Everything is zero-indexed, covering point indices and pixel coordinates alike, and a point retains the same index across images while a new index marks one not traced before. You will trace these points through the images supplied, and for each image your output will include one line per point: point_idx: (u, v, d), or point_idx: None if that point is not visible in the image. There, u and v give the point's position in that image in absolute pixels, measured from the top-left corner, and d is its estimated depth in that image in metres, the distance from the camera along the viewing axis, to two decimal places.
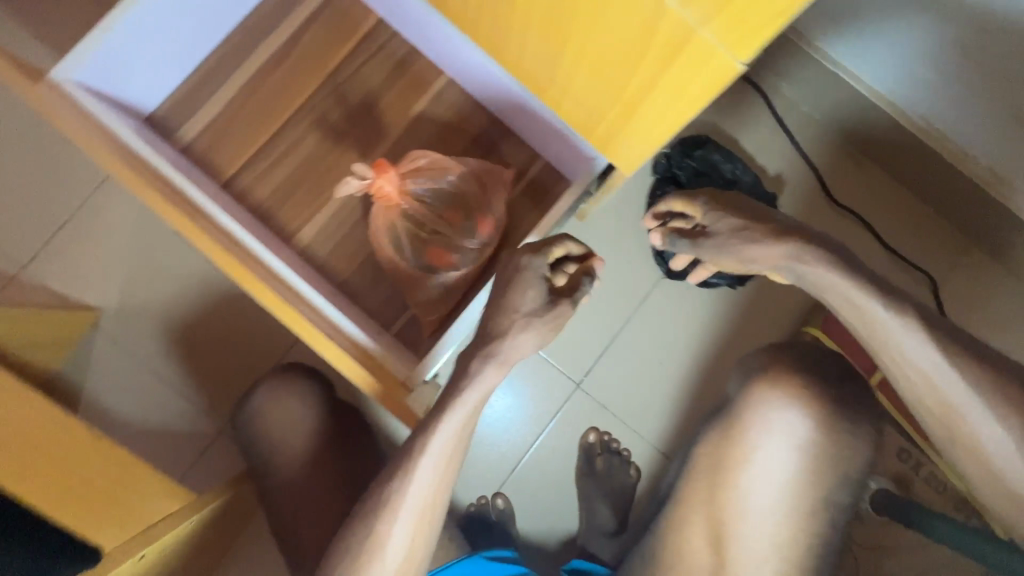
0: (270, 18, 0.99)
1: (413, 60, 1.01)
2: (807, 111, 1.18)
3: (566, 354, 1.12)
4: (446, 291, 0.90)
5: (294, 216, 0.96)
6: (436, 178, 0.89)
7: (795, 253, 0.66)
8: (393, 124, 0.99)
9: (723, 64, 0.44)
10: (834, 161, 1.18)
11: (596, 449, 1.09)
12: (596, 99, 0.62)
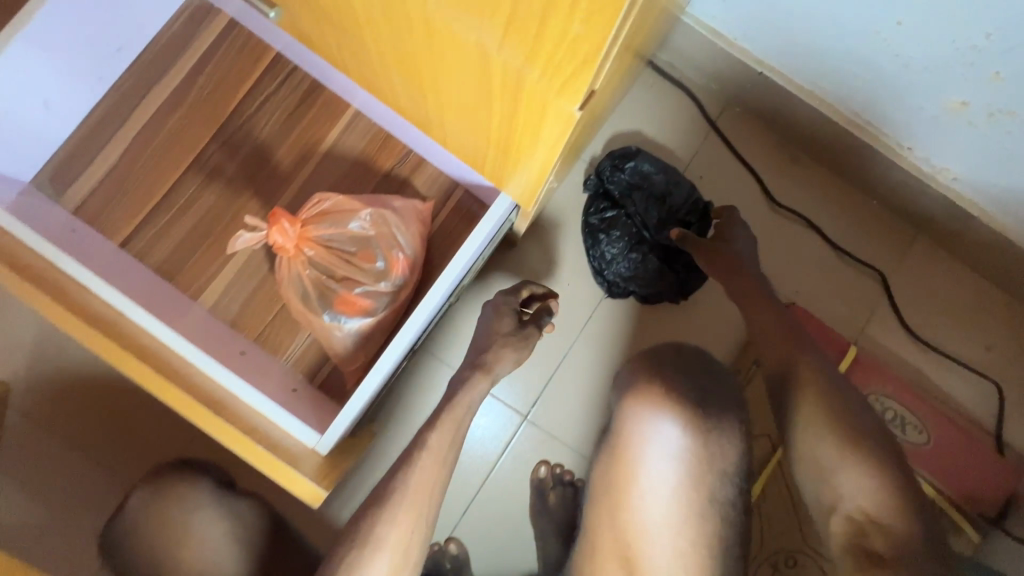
0: (164, 58, 0.93)
1: (318, 94, 0.96)
2: (740, 113, 1.15)
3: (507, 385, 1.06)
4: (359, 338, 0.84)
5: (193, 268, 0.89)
6: (342, 221, 0.84)
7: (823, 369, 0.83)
8: (301, 165, 0.94)
9: (562, 114, 0.39)
10: (771, 160, 1.14)
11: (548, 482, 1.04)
12: (471, 138, 0.57)
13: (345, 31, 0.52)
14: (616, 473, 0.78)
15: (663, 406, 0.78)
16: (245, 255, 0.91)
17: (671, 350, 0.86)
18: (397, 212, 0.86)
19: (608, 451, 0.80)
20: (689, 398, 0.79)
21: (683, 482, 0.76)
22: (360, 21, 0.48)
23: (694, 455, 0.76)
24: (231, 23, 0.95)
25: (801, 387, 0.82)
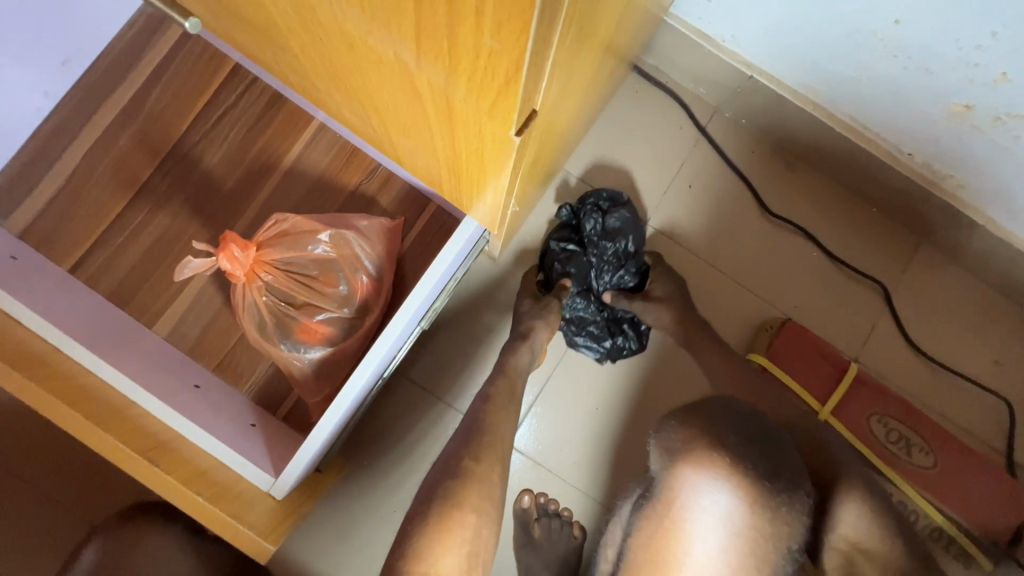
0: (115, 72, 0.88)
1: (279, 107, 0.90)
2: (731, 117, 1.09)
3: None
4: (320, 365, 0.79)
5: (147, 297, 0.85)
6: (301, 243, 0.78)
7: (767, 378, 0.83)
8: (261, 183, 0.89)
9: (499, 139, 0.33)
10: (764, 167, 1.08)
11: (531, 510, 0.97)
12: (420, 158, 0.51)
13: (272, 40, 0.46)
14: (661, 552, 0.63)
15: (720, 474, 0.63)
16: (202, 280, 0.85)
17: (717, 404, 0.71)
18: (361, 233, 0.81)
19: (649, 528, 0.65)
20: (749, 465, 0.63)
21: (734, 561, 0.61)
22: (281, 30, 0.42)
23: (757, 538, 0.61)
24: (185, 33, 0.89)
25: (846, 496, 0.68)
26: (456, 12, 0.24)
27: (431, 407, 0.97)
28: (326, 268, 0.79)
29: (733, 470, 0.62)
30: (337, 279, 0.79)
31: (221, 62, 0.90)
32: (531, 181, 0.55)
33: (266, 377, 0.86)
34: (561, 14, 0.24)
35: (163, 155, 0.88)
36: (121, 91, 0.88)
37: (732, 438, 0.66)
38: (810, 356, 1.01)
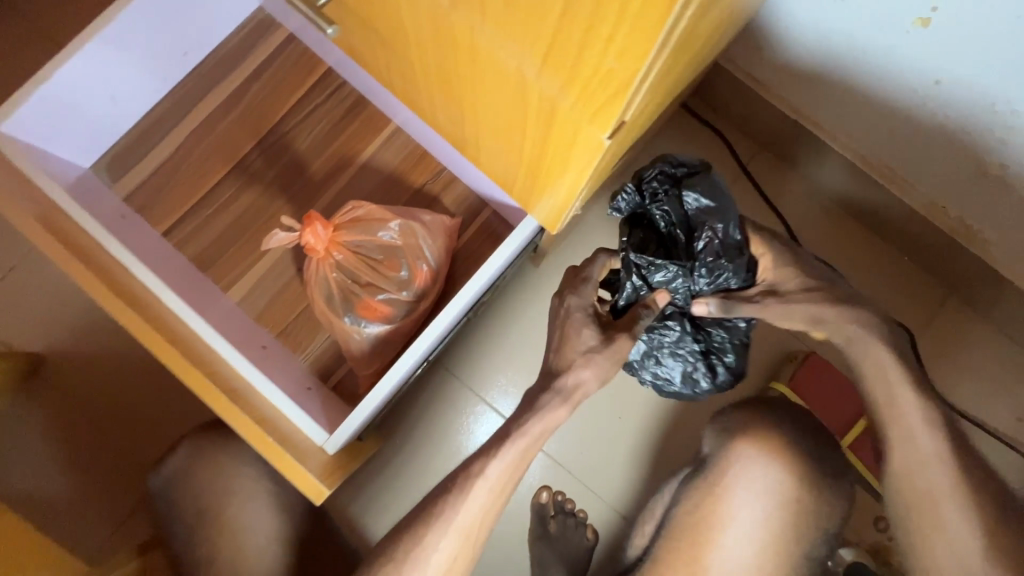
0: (223, 67, 0.99)
1: (362, 109, 1.00)
2: (772, 158, 1.15)
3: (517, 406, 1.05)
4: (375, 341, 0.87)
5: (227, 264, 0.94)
6: (373, 229, 0.86)
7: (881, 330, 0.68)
8: (339, 174, 0.99)
9: (589, 138, 0.40)
10: (800, 206, 1.14)
11: (548, 504, 1.02)
12: (500, 156, 0.59)
13: (392, 47, 0.55)
14: (706, 519, 0.73)
15: (768, 457, 0.73)
16: (275, 255, 0.95)
17: (772, 401, 0.79)
18: (426, 226, 0.89)
19: (697, 497, 0.75)
20: (794, 453, 0.73)
21: (766, 530, 0.72)
22: (407, 39, 0.51)
23: (795, 510, 0.72)
24: (289, 37, 1.01)
25: None
26: (587, 37, 0.31)
27: (463, 396, 1.04)
28: (391, 254, 0.87)
29: (780, 449, 0.73)
30: (400, 264, 0.87)
31: (315, 66, 1.01)
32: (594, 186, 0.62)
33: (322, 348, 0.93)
34: (666, 48, 0.32)
35: (256, 142, 0.98)
36: (227, 83, 0.99)
37: (783, 429, 0.75)
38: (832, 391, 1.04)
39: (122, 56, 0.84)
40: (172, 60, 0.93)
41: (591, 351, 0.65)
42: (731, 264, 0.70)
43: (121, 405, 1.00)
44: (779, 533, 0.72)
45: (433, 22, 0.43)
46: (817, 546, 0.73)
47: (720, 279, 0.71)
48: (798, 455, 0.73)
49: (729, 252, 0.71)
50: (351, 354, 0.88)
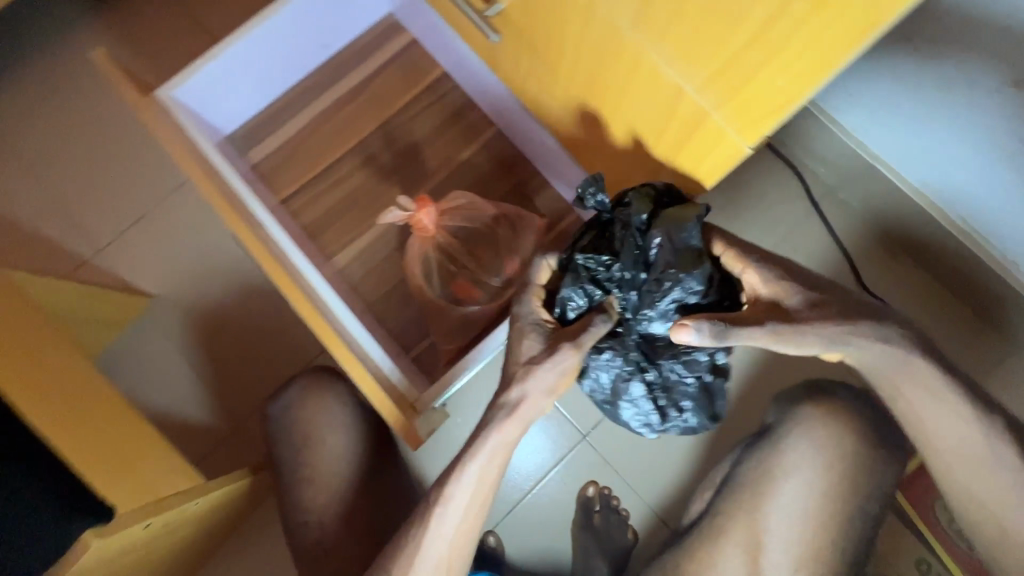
0: (350, 63, 1.11)
1: (468, 112, 1.10)
2: (845, 200, 1.20)
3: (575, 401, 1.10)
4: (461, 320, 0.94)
5: (334, 237, 1.05)
6: (473, 216, 0.96)
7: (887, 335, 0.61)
8: (440, 168, 1.08)
9: (731, 147, 0.50)
10: (867, 249, 1.18)
11: (593, 498, 1.06)
12: (617, 162, 0.68)
13: (540, 59, 0.64)
14: (762, 470, 0.89)
15: (828, 428, 0.88)
16: (375, 232, 1.04)
17: (842, 388, 0.94)
18: (518, 220, 0.97)
19: (759, 455, 0.91)
20: (854, 427, 0.88)
21: (817, 489, 0.86)
22: (561, 54, 0.59)
23: (845, 477, 0.86)
24: (412, 42, 1.12)
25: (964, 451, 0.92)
26: (765, 63, 0.42)
27: None
28: (485, 242, 0.96)
29: (839, 433, 0.88)
30: (491, 252, 0.96)
31: (430, 69, 1.11)
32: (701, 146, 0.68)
33: (407, 322, 1.02)
34: (826, 77, 0.43)
35: (369, 131, 1.09)
36: (351, 77, 1.11)
37: (843, 408, 0.90)
38: None
39: (272, 38, 0.96)
40: (311, 51, 1.05)
41: (528, 366, 0.63)
42: (683, 274, 0.66)
43: (236, 345, 1.14)
44: (828, 492, 0.86)
45: (599, 42, 0.52)
46: (868, 509, 0.87)
47: (676, 291, 0.67)
48: (857, 432, 0.88)
49: (685, 263, 0.67)
50: (437, 328, 0.96)
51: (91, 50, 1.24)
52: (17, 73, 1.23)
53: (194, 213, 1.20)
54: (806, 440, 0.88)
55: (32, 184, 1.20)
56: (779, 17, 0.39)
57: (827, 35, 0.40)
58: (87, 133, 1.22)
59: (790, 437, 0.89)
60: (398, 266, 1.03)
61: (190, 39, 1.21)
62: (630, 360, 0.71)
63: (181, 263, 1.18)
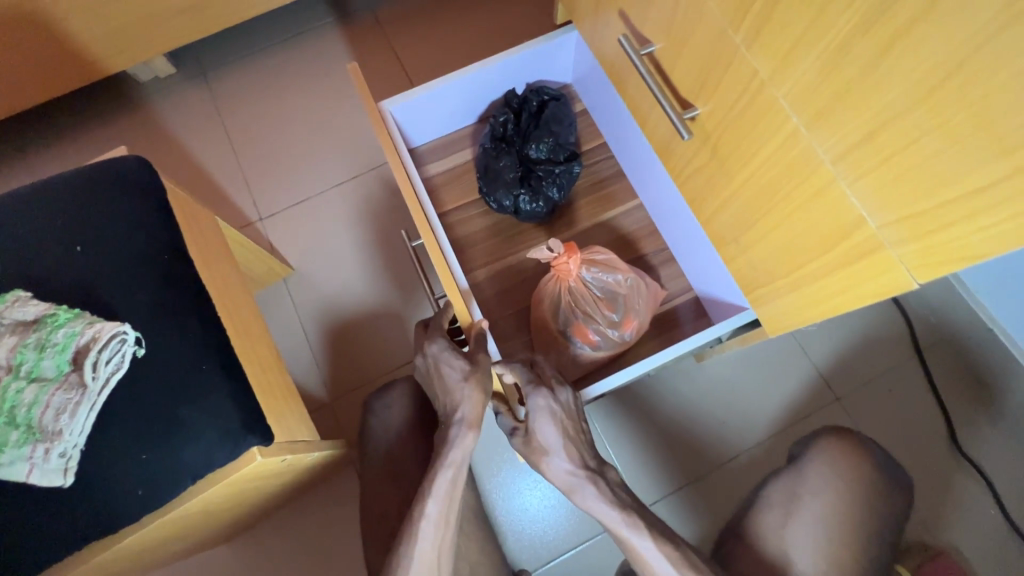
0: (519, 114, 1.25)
1: (618, 181, 1.20)
2: (952, 351, 1.17)
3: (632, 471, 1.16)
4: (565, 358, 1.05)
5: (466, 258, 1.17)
6: (566, 423, 0.82)
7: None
8: (580, 223, 1.19)
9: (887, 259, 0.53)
10: (966, 406, 1.14)
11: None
12: (767, 269, 0.74)
13: (720, 163, 0.74)
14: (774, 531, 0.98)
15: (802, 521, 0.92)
16: (506, 265, 1.16)
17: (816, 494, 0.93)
18: (644, 286, 1.05)
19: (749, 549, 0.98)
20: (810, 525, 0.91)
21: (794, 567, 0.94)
22: (745, 165, 0.69)
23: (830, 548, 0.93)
24: (580, 112, 1.23)
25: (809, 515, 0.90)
26: (962, 224, 0.44)
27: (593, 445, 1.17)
28: (602, 292, 1.02)
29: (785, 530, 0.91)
30: (604, 305, 1.02)
31: (588, 135, 1.23)
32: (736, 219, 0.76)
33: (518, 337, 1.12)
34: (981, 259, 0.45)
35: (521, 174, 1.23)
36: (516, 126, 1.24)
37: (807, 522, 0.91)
38: None
39: (475, 84, 1.11)
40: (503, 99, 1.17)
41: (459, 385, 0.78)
42: (548, 126, 1.12)
43: (356, 326, 1.29)
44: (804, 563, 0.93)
45: (791, 161, 0.60)
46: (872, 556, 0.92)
47: (542, 134, 1.11)
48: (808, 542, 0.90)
49: (553, 120, 1.12)
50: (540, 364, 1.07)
51: (310, 56, 1.49)
52: (250, 60, 1.49)
53: (353, 203, 1.37)
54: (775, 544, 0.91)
55: (233, 149, 1.43)
56: (989, 187, 0.41)
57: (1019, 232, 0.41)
58: (284, 121, 1.44)
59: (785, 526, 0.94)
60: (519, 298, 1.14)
61: (392, 74, 1.45)
62: (507, 157, 1.11)
63: (328, 243, 1.35)
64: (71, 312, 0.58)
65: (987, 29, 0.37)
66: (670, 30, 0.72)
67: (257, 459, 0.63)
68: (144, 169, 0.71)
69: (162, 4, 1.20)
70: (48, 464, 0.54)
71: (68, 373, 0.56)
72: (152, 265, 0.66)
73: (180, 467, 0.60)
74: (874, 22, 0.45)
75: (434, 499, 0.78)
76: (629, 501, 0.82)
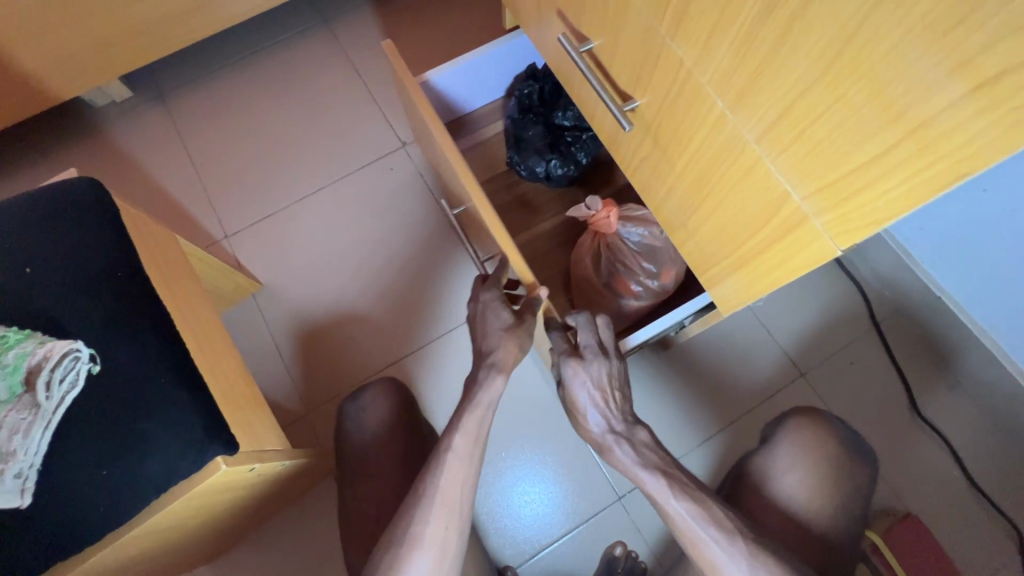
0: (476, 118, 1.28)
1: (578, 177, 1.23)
2: (907, 321, 1.22)
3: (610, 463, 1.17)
4: (608, 311, 1.07)
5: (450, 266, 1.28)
6: (594, 387, 0.88)
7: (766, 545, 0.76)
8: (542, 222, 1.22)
9: (812, 229, 0.56)
10: (924, 373, 1.19)
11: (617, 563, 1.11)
12: (713, 249, 0.77)
13: (662, 152, 0.77)
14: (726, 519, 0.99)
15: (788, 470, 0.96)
16: None
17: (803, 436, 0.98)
18: None
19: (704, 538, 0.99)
20: (796, 476, 0.95)
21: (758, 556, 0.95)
22: (683, 151, 0.72)
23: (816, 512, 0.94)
24: None
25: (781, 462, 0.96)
26: (869, 188, 0.47)
27: (570, 438, 1.19)
28: (639, 246, 1.03)
29: (771, 479, 0.96)
30: (644, 259, 1.03)
31: None
32: (683, 207, 0.79)
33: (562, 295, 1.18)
34: (899, 214, 0.47)
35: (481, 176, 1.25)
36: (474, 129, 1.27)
37: (784, 470, 0.96)
38: (905, 555, 1.05)
39: (486, 64, 1.11)
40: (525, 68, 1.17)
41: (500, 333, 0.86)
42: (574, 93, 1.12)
43: (329, 337, 1.29)
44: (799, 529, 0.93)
45: (720, 143, 0.63)
46: (854, 518, 0.94)
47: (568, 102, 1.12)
48: (796, 491, 0.94)
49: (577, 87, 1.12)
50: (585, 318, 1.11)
51: (268, 73, 1.49)
52: (209, 79, 1.50)
53: (321, 216, 1.38)
54: (771, 493, 0.95)
55: (195, 169, 1.43)
56: (889, 151, 0.44)
57: (917, 190, 0.44)
58: (245, 138, 1.45)
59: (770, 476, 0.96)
60: (554, 261, 1.20)
61: (351, 86, 1.47)
62: (537, 127, 1.13)
63: (296, 257, 1.35)
64: (22, 333, 0.58)
65: (863, 8, 0.40)
66: (604, 27, 0.75)
67: (222, 469, 0.63)
68: (94, 189, 0.71)
69: (114, 27, 1.20)
70: (3, 486, 0.54)
71: (21, 394, 0.55)
72: (105, 282, 0.67)
73: (143, 480, 0.60)
74: (772, 9, 0.48)
75: (463, 434, 0.81)
76: (657, 461, 0.85)
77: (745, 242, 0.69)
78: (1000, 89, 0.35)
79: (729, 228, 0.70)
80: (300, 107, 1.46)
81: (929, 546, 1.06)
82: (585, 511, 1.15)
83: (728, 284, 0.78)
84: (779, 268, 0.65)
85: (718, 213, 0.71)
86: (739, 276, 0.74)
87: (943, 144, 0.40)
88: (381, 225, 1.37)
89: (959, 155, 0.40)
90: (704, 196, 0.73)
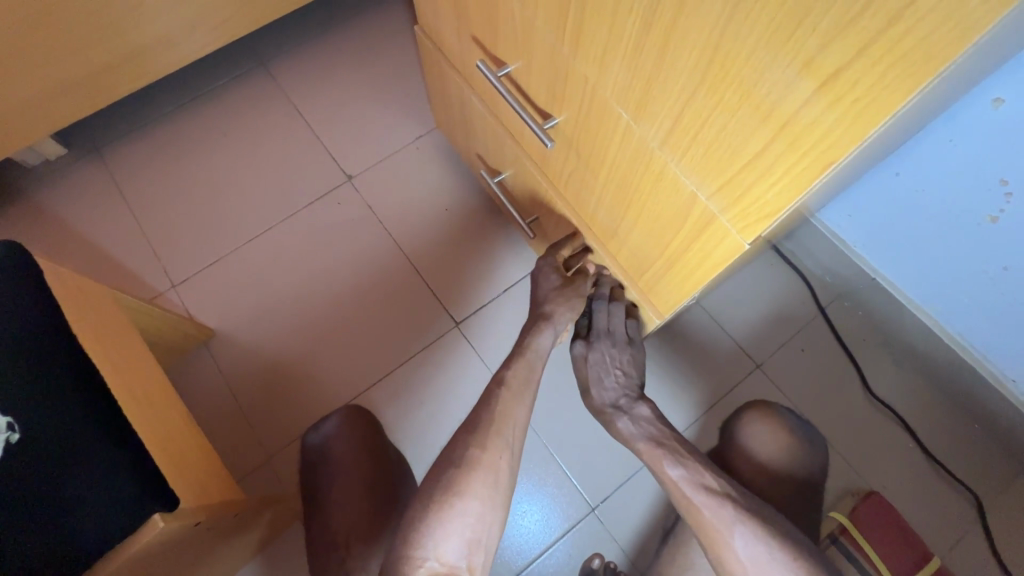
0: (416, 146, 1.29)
1: None
2: (850, 305, 1.26)
3: (580, 474, 1.17)
4: None
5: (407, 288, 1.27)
6: (606, 364, 0.99)
7: (760, 504, 0.80)
8: None
9: (720, 227, 0.59)
10: (871, 353, 1.23)
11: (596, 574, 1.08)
12: (644, 253, 0.79)
13: (586, 164, 0.79)
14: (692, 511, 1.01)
15: (761, 441, 1.00)
16: None
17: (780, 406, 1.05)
18: None
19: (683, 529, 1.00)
20: (776, 443, 1.00)
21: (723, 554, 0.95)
22: (602, 162, 0.74)
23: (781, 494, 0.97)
24: None
25: (754, 432, 1.01)
26: (758, 182, 0.50)
27: (539, 453, 1.18)
28: None
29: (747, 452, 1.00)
30: None
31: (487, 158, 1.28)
32: (614, 213, 0.81)
33: None
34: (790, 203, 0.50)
35: None
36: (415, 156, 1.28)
37: (756, 437, 1.00)
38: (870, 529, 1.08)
39: None
40: None
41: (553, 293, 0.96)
42: None
43: (286, 378, 1.27)
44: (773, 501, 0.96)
45: (631, 150, 0.66)
46: (811, 500, 0.97)
47: None
48: (769, 461, 0.98)
49: None
50: None
51: (205, 119, 1.49)
52: (146, 130, 1.48)
53: (271, 257, 1.37)
54: (752, 459, 0.99)
55: (136, 221, 1.40)
56: (768, 145, 0.46)
57: (796, 182, 0.47)
58: (187, 186, 1.43)
59: (745, 446, 1.00)
60: None
61: (292, 127, 1.47)
62: None
63: (247, 300, 1.33)
64: None
65: (720, 19, 0.43)
66: (517, 51, 0.78)
67: (159, 525, 0.59)
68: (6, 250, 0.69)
69: (39, 90, 1.19)
70: None
71: None
72: (22, 347, 0.65)
73: (78, 543, 0.59)
74: (649, 25, 0.50)
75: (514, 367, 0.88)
76: (659, 431, 0.93)
77: (669, 244, 0.71)
78: (841, 85, 0.38)
79: (654, 232, 0.73)
80: (242, 151, 1.46)
81: (892, 520, 1.09)
82: (560, 526, 1.14)
83: (664, 286, 0.80)
84: (702, 267, 0.67)
85: (642, 219, 0.73)
86: (670, 277, 0.76)
87: (809, 137, 0.43)
88: (333, 260, 1.36)
89: (821, 149, 0.43)
90: (628, 205, 0.75)
